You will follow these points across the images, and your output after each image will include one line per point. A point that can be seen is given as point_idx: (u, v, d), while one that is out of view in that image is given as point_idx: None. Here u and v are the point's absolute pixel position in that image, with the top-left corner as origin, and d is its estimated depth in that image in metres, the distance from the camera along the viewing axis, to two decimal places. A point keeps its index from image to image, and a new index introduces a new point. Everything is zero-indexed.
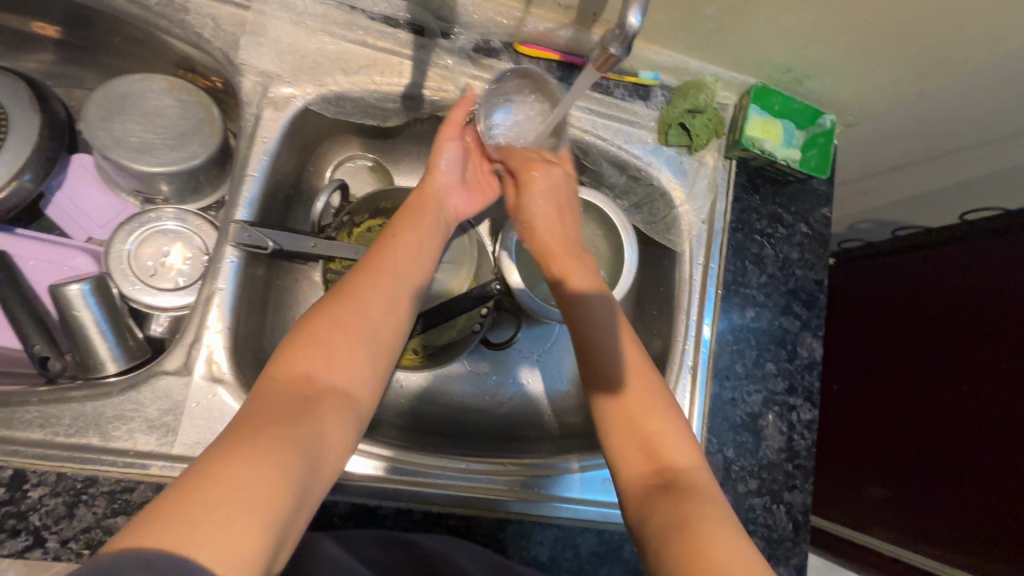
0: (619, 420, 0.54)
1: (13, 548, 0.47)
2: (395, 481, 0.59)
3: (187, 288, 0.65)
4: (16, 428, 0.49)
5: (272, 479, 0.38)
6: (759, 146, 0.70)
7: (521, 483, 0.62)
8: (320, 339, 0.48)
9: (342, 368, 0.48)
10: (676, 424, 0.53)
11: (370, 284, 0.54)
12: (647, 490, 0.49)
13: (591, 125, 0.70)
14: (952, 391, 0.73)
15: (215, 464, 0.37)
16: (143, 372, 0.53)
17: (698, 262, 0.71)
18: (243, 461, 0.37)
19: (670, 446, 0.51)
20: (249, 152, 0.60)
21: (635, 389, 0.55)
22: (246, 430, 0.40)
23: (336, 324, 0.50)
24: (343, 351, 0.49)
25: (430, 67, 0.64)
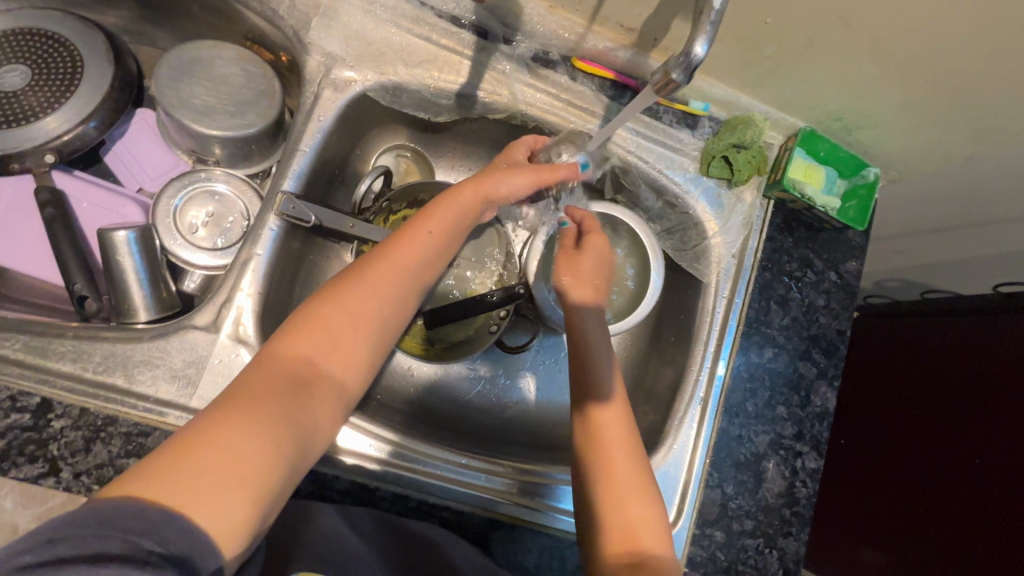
0: (606, 482, 0.55)
1: (27, 474, 0.49)
2: (395, 466, 0.60)
3: (224, 250, 0.67)
4: (50, 358, 0.51)
5: (262, 458, 0.40)
6: (799, 189, 0.70)
7: (518, 487, 0.62)
8: (321, 321, 0.50)
9: (344, 352, 0.50)
10: (652, 499, 0.55)
11: (381, 273, 0.54)
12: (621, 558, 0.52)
13: (635, 146, 0.71)
14: (962, 464, 0.71)
15: (212, 432, 0.40)
16: (174, 324, 0.55)
17: (723, 295, 0.71)
18: (235, 433, 0.40)
19: (643, 525, 0.54)
20: (304, 128, 0.62)
21: (625, 452, 0.56)
22: (242, 400, 0.43)
23: (342, 310, 0.51)
24: (344, 336, 0.50)
25: (488, 70, 0.65)
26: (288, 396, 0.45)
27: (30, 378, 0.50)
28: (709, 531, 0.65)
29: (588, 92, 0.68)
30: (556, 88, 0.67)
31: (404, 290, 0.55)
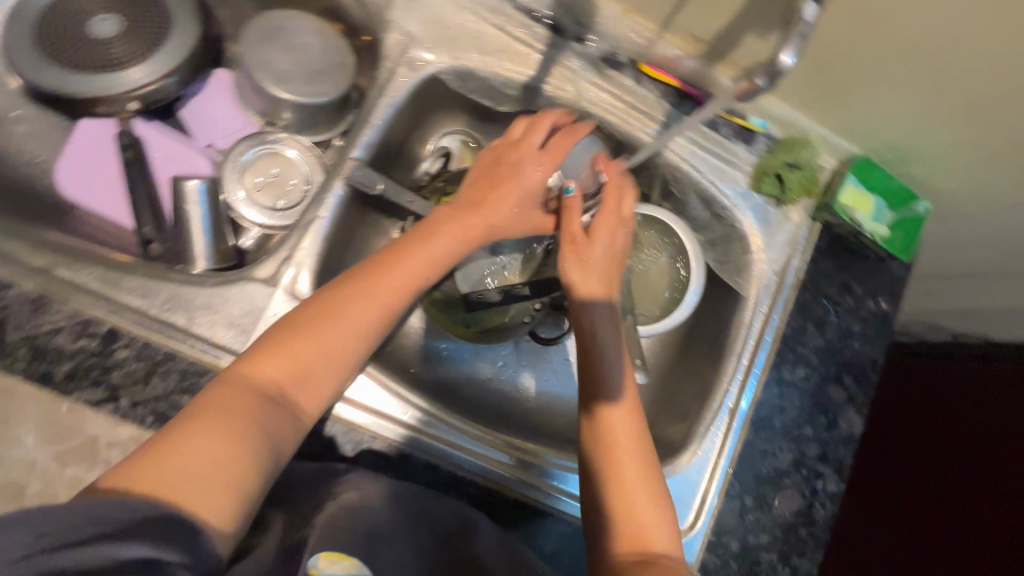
0: (614, 479, 0.55)
1: (90, 397, 0.51)
2: (424, 433, 0.61)
3: (282, 212, 0.69)
4: (119, 291, 0.54)
5: (233, 458, 0.43)
6: (849, 214, 0.71)
7: (518, 460, 0.64)
8: (295, 346, 0.50)
9: (314, 362, 0.51)
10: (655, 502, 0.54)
11: (362, 297, 0.54)
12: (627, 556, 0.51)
13: (690, 155, 0.72)
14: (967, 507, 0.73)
15: (185, 435, 0.42)
16: (235, 274, 0.57)
17: (761, 310, 0.72)
18: (206, 438, 0.43)
19: (649, 524, 0.53)
20: (376, 103, 0.64)
21: (631, 446, 0.56)
22: (216, 407, 0.45)
23: (315, 323, 0.52)
24: (315, 352, 0.51)
25: (557, 66, 0.67)
26: (257, 414, 0.46)
27: (100, 306, 0.52)
28: (725, 539, 0.66)
29: (651, 97, 0.69)
30: (620, 89, 0.69)
31: (384, 317, 0.55)
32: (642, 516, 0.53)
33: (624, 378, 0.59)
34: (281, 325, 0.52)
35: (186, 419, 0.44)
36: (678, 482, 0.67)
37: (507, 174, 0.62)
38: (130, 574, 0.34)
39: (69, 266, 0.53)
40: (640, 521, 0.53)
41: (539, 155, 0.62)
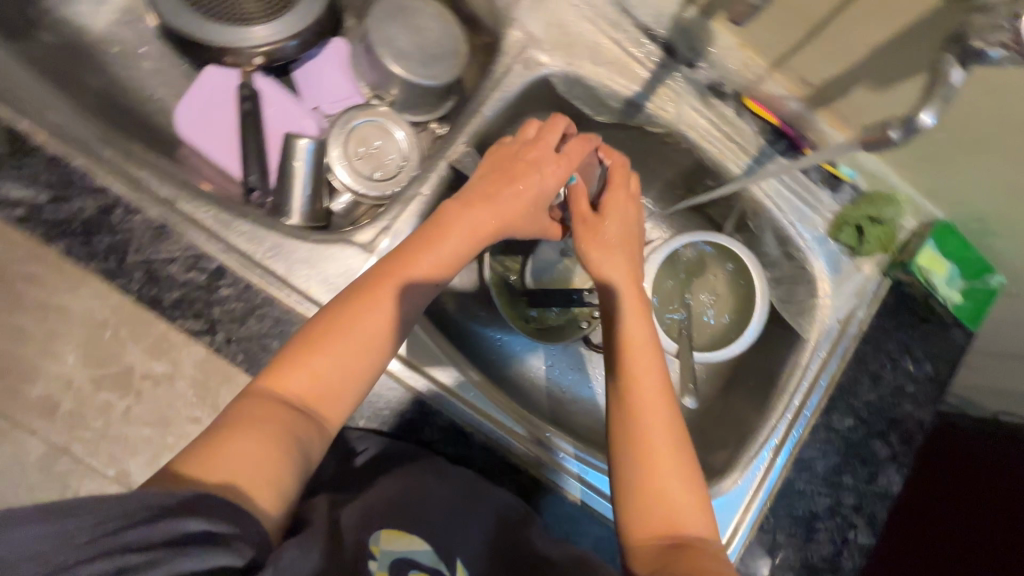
0: (643, 476, 0.51)
1: (190, 327, 0.54)
2: (461, 399, 0.62)
3: (375, 182, 0.71)
4: (229, 232, 0.56)
5: (264, 466, 0.41)
6: (925, 275, 0.71)
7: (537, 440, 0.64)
8: (309, 361, 0.47)
9: (332, 364, 0.47)
10: (691, 491, 0.51)
11: (381, 302, 0.50)
12: (656, 549, 0.49)
13: (774, 193, 0.74)
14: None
15: (210, 446, 0.41)
16: (334, 236, 0.60)
17: (819, 354, 0.74)
18: (232, 447, 0.41)
19: (684, 512, 0.50)
20: (489, 94, 0.66)
21: (653, 430, 0.52)
22: (238, 422, 0.43)
23: (331, 331, 0.48)
24: (335, 361, 0.48)
25: (663, 86, 0.69)
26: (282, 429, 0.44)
27: (212, 244, 0.55)
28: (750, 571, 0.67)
29: (749, 131, 0.71)
30: (720, 119, 0.71)
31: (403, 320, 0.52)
32: (675, 500, 0.50)
33: (646, 361, 0.55)
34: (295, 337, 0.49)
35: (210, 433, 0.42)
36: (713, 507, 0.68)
37: (524, 173, 0.58)
38: (189, 555, 0.34)
39: (189, 202, 0.56)
40: (671, 507, 0.50)
41: (555, 156, 0.60)
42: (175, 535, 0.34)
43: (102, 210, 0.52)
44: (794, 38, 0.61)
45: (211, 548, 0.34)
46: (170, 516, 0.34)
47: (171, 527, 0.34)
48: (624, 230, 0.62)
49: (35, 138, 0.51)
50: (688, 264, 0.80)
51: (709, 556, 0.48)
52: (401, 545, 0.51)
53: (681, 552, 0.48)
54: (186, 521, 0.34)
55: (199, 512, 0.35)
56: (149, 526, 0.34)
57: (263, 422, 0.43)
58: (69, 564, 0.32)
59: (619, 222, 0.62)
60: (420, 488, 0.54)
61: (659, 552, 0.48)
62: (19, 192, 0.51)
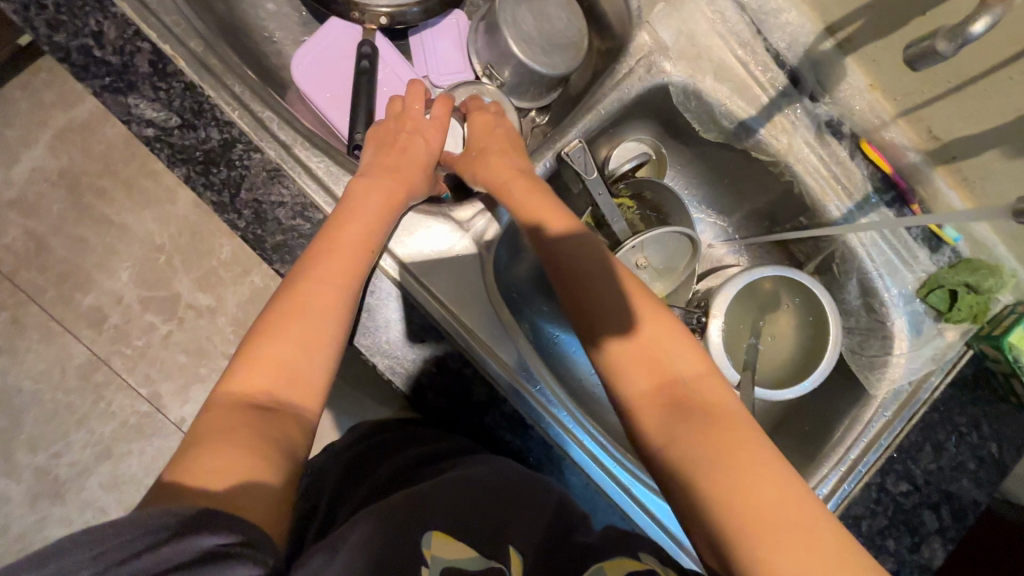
0: (619, 358, 0.51)
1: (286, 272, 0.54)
2: (517, 381, 0.61)
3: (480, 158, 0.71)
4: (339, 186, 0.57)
5: (252, 458, 0.41)
6: (1014, 354, 0.68)
7: (521, 364, 0.62)
8: (260, 355, 0.48)
9: (286, 351, 0.48)
10: (669, 337, 0.52)
11: (320, 269, 0.51)
12: (659, 413, 0.48)
13: (869, 242, 0.72)
14: None
15: (194, 455, 0.41)
16: (431, 210, 0.64)
17: (884, 413, 0.72)
18: (219, 457, 0.41)
19: (670, 361, 0.50)
20: (608, 92, 0.67)
21: (600, 309, 0.53)
22: (215, 431, 0.43)
23: (278, 322, 0.49)
24: (293, 354, 0.48)
25: (780, 113, 0.68)
26: (251, 420, 0.44)
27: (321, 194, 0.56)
28: None
29: (858, 173, 0.69)
30: (831, 158, 0.69)
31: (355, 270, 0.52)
32: (656, 358, 0.50)
33: (592, 246, 0.57)
34: (238, 351, 0.49)
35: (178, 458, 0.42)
36: None
37: (407, 139, 0.63)
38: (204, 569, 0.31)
39: (306, 150, 0.56)
40: (654, 377, 0.50)
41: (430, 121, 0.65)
42: (180, 556, 0.31)
43: (226, 143, 0.53)
44: (934, 89, 0.59)
45: (225, 559, 0.32)
46: (174, 537, 0.32)
47: (175, 548, 0.31)
48: (498, 143, 0.65)
49: (176, 63, 0.52)
50: (759, 298, 0.79)
51: (713, 408, 0.48)
52: (452, 553, 0.43)
53: (685, 417, 0.47)
54: (195, 538, 0.32)
55: (205, 526, 0.33)
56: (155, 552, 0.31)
57: (241, 425, 0.43)
58: None
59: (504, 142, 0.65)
60: (463, 486, 0.50)
61: (661, 422, 0.48)
62: (152, 112, 0.52)
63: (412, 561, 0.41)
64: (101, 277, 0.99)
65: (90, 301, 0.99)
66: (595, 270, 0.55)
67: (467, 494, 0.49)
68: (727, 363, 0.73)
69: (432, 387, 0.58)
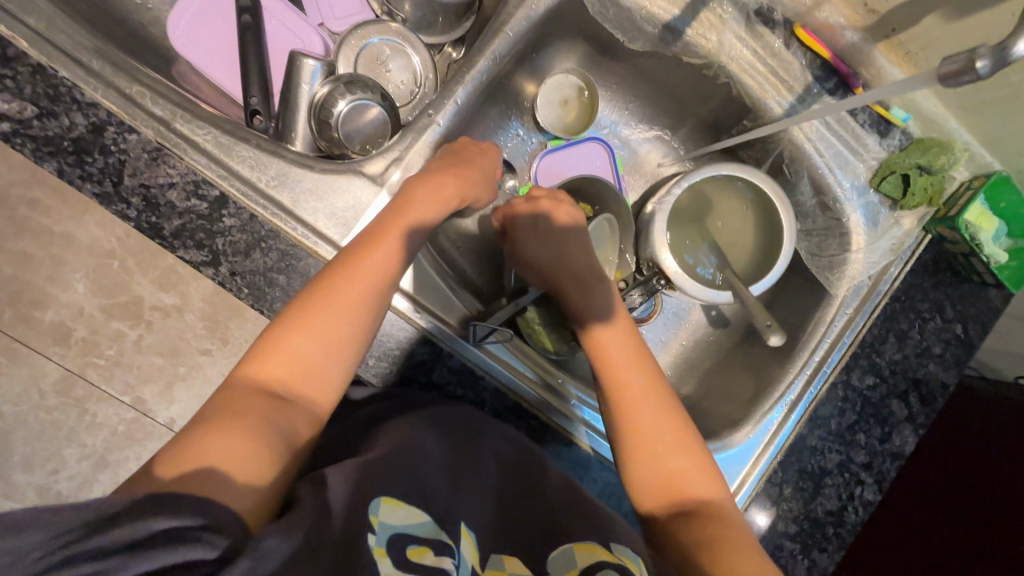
0: (643, 456, 0.56)
1: (193, 258, 0.51)
2: (538, 394, 0.62)
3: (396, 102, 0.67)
4: (231, 157, 0.52)
5: (246, 456, 0.40)
6: (970, 232, 0.66)
7: (545, 381, 0.63)
8: (283, 345, 0.46)
9: (304, 351, 0.46)
10: (690, 454, 0.56)
11: (348, 277, 0.49)
12: (670, 518, 0.54)
13: (816, 136, 0.68)
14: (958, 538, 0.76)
15: (196, 432, 0.40)
16: (343, 166, 0.56)
17: (846, 311, 0.71)
18: (214, 442, 0.39)
19: (688, 475, 0.55)
20: (514, 12, 0.61)
21: (634, 410, 0.57)
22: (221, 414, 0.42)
23: (298, 316, 0.47)
24: (313, 352, 0.46)
25: (705, 10, 0.63)
26: (271, 412, 0.43)
27: (213, 170, 0.51)
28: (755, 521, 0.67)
29: (796, 64, 0.64)
30: (765, 50, 0.64)
31: (383, 289, 0.50)
32: (675, 468, 0.56)
33: (626, 346, 0.61)
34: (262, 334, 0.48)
35: (194, 425, 0.41)
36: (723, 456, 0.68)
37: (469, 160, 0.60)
38: (157, 548, 0.31)
39: (187, 122, 0.52)
40: (668, 473, 0.55)
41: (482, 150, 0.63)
42: (126, 544, 0.31)
43: (94, 128, 0.49)
44: None
45: (178, 542, 0.32)
46: (130, 517, 0.32)
47: (118, 536, 0.31)
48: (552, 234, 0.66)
49: (17, 44, 0.47)
50: (688, 210, 0.76)
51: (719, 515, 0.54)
52: (400, 519, 0.44)
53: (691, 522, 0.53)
54: (148, 521, 0.32)
55: (164, 509, 0.33)
56: (93, 538, 0.31)
57: (247, 415, 0.42)
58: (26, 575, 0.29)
59: (551, 240, 0.65)
60: (426, 447, 0.52)
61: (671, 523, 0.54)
62: (2, 105, 0.47)
63: (360, 526, 0.40)
64: (55, 290, 0.73)
65: (50, 318, 0.75)
66: (632, 372, 0.60)
67: (424, 457, 0.51)
68: (709, 291, 0.69)
69: (371, 355, 0.57)
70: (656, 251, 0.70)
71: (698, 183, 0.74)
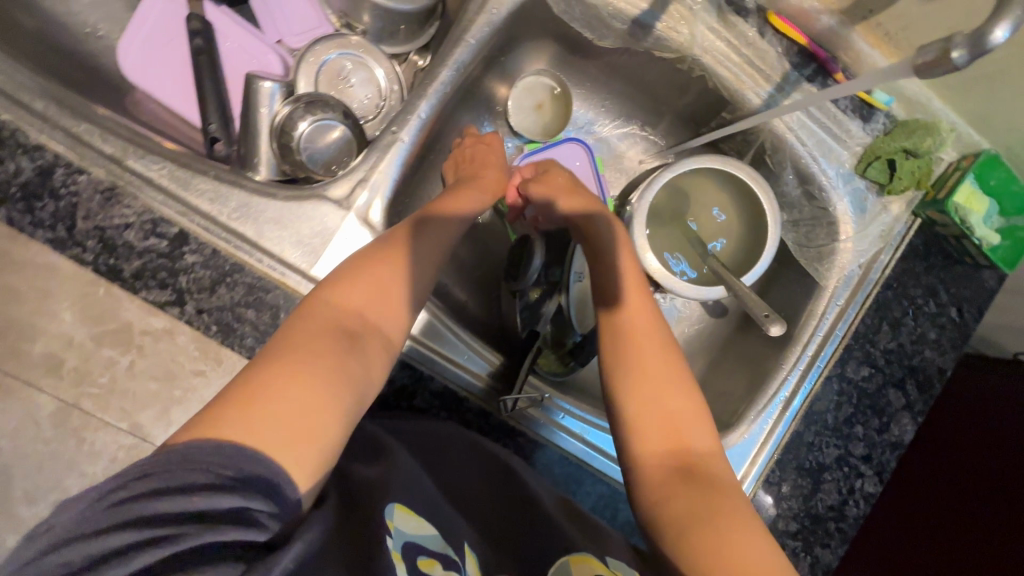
0: (646, 411, 0.52)
1: (158, 298, 0.50)
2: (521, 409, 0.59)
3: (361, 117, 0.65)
4: (188, 191, 0.51)
5: (314, 400, 0.41)
6: (960, 215, 0.64)
7: (535, 399, 0.60)
8: (347, 291, 0.48)
9: (372, 301, 0.48)
10: (698, 415, 0.53)
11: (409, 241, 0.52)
12: (665, 476, 0.50)
13: (797, 125, 0.66)
14: (961, 519, 0.76)
15: (270, 367, 0.41)
16: (307, 191, 0.54)
17: (837, 303, 0.69)
18: (286, 380, 0.41)
19: (694, 436, 0.52)
20: (474, 18, 0.59)
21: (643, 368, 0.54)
22: (291, 351, 0.43)
23: (363, 268, 0.49)
24: (375, 304, 0.49)
25: (674, 2, 0.60)
26: (335, 353, 0.44)
27: (170, 206, 0.50)
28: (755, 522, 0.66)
29: (772, 52, 0.62)
30: (739, 40, 0.62)
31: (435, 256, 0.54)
32: (676, 426, 0.52)
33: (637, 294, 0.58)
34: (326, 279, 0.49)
35: (259, 359, 0.42)
36: None
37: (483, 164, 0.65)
38: (221, 522, 0.34)
39: (138, 157, 0.49)
40: (669, 435, 0.51)
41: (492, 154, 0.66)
42: (201, 512, 0.33)
43: (42, 172, 0.47)
44: None
45: (235, 525, 0.34)
46: (209, 489, 0.34)
47: (191, 503, 0.33)
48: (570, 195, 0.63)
49: None
50: (669, 206, 0.74)
51: (722, 486, 0.49)
52: (412, 528, 0.47)
53: (692, 487, 0.49)
54: (217, 497, 0.34)
55: (234, 488, 0.35)
56: (167, 503, 0.32)
57: (320, 354, 0.43)
58: (99, 528, 0.31)
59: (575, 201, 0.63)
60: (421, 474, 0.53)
61: (666, 482, 0.49)
62: None
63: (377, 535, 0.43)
64: None
65: None
66: (648, 329, 0.56)
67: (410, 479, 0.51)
68: (704, 288, 0.67)
69: None
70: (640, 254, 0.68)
71: (670, 179, 0.72)
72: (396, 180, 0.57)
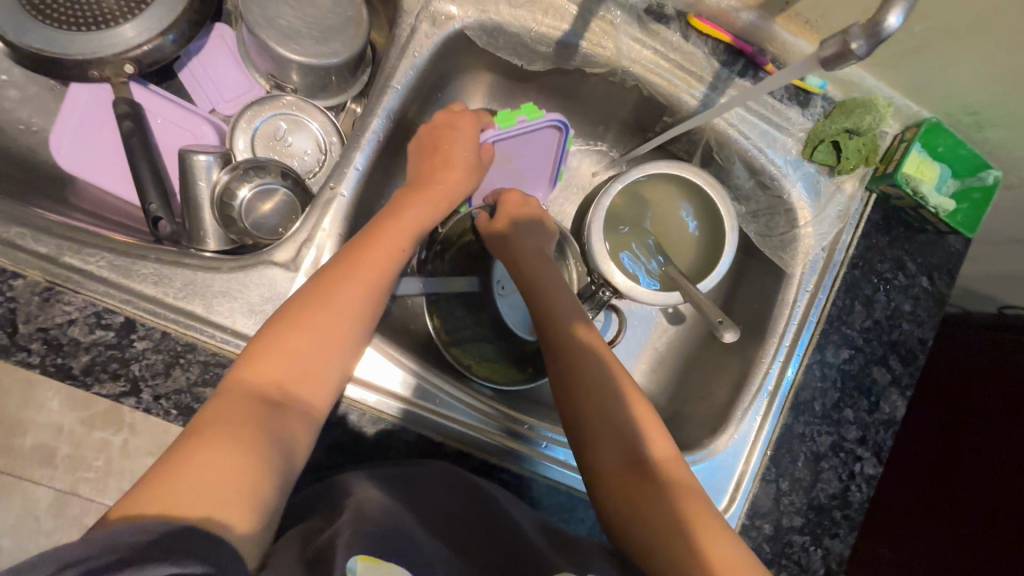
0: (599, 430, 0.54)
1: (110, 391, 0.49)
2: (502, 441, 0.59)
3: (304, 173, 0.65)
4: (131, 278, 0.50)
5: (237, 465, 0.40)
6: (912, 185, 0.64)
7: (508, 430, 0.60)
8: (278, 342, 0.47)
9: (303, 350, 0.47)
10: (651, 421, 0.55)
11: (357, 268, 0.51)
12: (630, 488, 0.52)
13: (738, 120, 0.65)
14: (967, 486, 0.75)
15: (194, 438, 0.41)
16: (251, 259, 0.53)
17: (806, 289, 0.68)
18: (209, 450, 0.40)
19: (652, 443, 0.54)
20: (398, 63, 0.59)
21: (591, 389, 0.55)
22: (214, 422, 0.42)
23: (297, 313, 0.48)
24: (308, 353, 0.48)
25: (596, 19, 0.61)
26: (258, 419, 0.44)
27: (114, 295, 0.49)
28: (758, 523, 0.65)
29: (699, 54, 0.62)
30: (665, 46, 0.62)
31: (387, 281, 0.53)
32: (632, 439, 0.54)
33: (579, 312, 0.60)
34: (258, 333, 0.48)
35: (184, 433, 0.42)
36: (711, 465, 0.65)
37: (441, 165, 0.61)
38: None
39: (76, 253, 0.49)
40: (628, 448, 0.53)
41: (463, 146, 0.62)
42: None
43: None
44: None
45: None
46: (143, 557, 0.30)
47: None
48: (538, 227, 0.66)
49: None
50: (627, 214, 0.74)
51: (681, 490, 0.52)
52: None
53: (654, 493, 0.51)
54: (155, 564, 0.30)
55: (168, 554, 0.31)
56: None
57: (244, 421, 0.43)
58: None
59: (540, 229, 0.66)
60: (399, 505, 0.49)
61: (630, 493, 0.52)
62: None
63: None
64: None
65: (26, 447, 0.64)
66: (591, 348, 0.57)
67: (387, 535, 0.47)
68: (660, 294, 0.66)
69: (320, 446, 0.54)
70: (601, 266, 0.67)
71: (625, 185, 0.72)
72: (340, 234, 0.57)
